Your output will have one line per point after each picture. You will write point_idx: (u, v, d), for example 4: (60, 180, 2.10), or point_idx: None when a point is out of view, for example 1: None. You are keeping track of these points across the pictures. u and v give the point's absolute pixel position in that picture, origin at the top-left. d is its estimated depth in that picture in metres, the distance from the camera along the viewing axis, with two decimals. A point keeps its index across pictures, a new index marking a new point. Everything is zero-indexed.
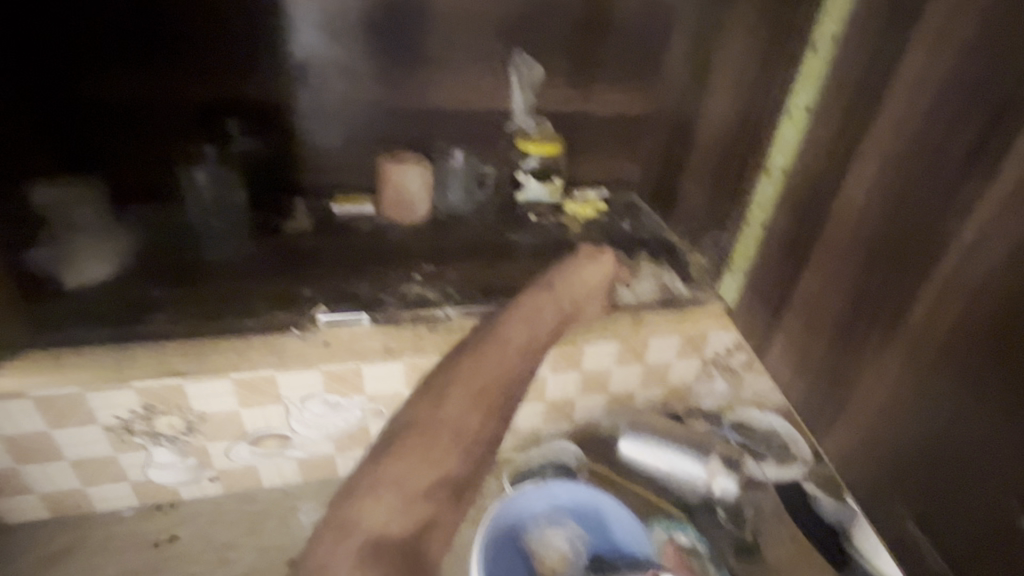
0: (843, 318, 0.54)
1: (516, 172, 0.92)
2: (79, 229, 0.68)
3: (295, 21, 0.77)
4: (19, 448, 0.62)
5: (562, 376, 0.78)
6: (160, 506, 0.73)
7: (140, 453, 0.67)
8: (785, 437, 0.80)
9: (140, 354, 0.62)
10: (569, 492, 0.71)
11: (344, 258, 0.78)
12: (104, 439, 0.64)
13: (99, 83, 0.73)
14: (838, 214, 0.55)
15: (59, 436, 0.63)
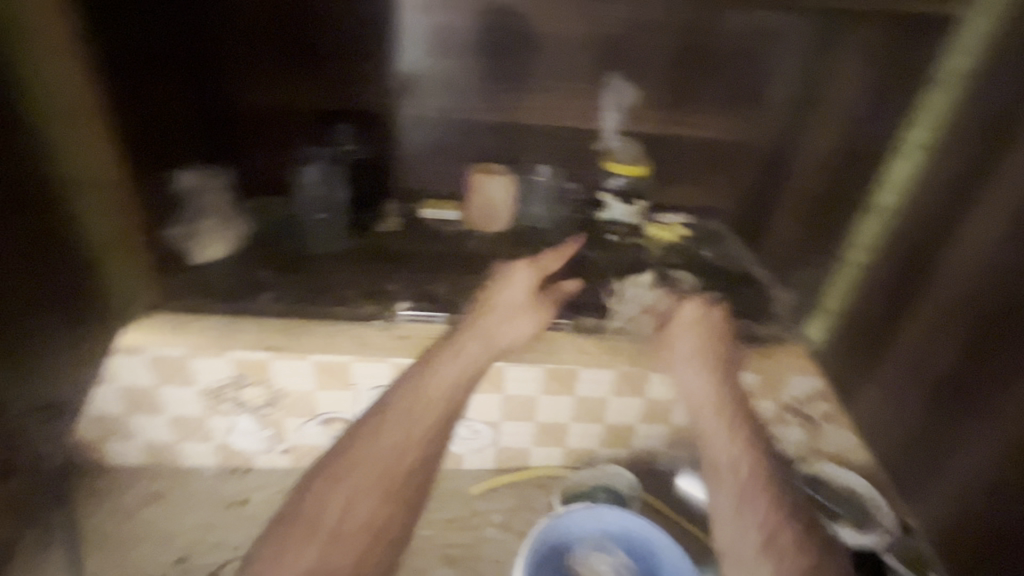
0: (944, 368, 0.73)
1: (599, 192, 0.92)
2: (206, 213, 0.76)
3: (400, 34, 0.83)
4: (131, 398, 0.69)
5: (624, 401, 0.77)
6: (233, 470, 0.74)
7: (227, 419, 0.72)
8: (866, 499, 0.75)
9: (244, 330, 0.70)
10: (619, 518, 0.69)
11: (427, 261, 0.83)
12: (199, 401, 0.71)
13: (237, 87, 0.81)
14: (947, 273, 0.73)
15: (162, 393, 0.69)
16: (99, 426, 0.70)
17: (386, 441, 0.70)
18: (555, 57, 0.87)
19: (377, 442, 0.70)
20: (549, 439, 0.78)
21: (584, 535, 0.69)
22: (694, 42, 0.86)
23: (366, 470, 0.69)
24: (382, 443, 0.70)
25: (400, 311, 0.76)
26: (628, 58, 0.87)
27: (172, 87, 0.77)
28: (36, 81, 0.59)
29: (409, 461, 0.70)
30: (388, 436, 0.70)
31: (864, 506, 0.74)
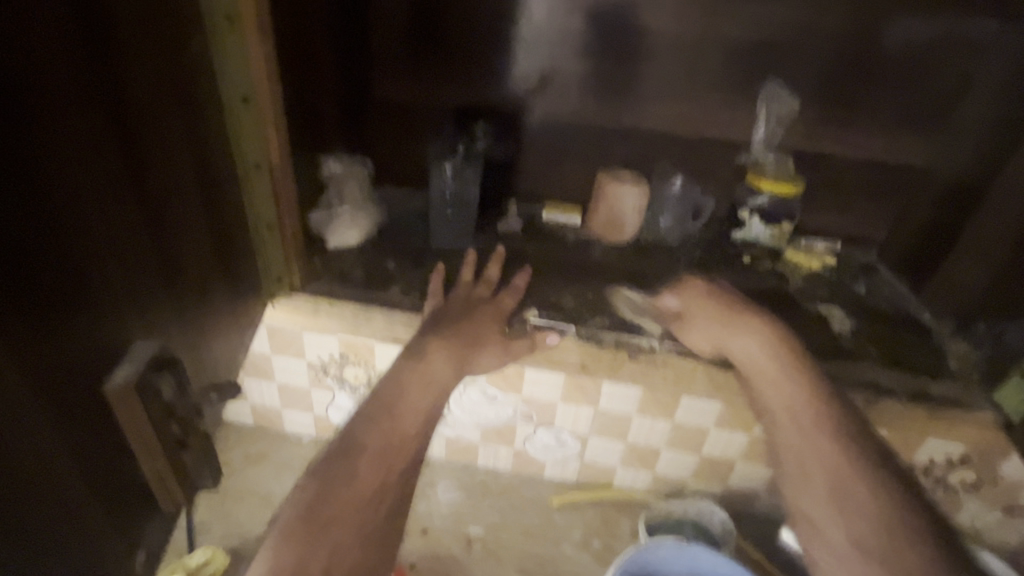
0: None
1: (739, 209, 0.84)
2: (345, 201, 0.77)
3: (528, 37, 0.81)
4: (248, 362, 0.76)
5: (728, 435, 0.76)
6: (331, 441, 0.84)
7: (328, 394, 0.78)
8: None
9: (375, 317, 0.70)
10: (713, 564, 0.71)
11: (549, 266, 0.80)
12: (305, 374, 0.76)
13: (392, 81, 0.85)
14: None
15: (274, 362, 0.75)
16: None
17: (414, 402, 0.62)
18: (713, 60, 0.80)
19: (400, 400, 0.62)
20: (635, 461, 0.83)
21: (673, 573, 0.72)
22: (879, 50, 0.75)
23: (383, 432, 0.59)
24: (412, 405, 0.62)
25: (533, 319, 0.72)
26: (795, 65, 0.78)
27: (340, 79, 0.77)
28: (217, 47, 0.50)
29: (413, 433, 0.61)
30: (418, 398, 0.62)
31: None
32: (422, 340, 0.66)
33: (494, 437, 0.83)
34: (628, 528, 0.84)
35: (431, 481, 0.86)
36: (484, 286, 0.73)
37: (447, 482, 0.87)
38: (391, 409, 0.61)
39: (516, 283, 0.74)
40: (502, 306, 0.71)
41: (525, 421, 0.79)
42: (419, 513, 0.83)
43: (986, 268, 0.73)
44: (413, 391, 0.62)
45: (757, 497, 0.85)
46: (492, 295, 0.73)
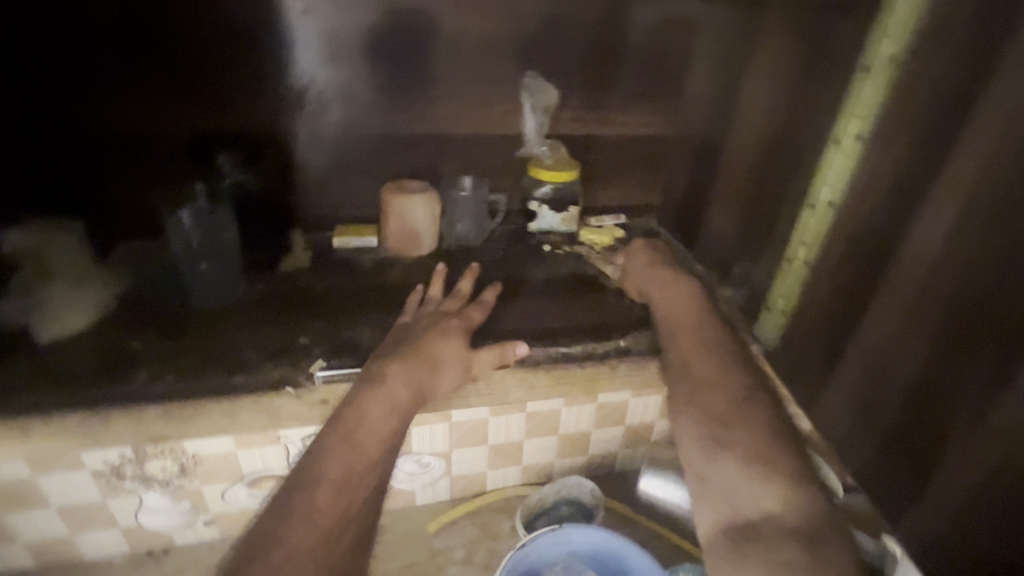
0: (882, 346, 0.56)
1: (528, 202, 0.86)
2: (57, 276, 0.60)
3: (276, 46, 0.72)
4: (9, 498, 0.56)
5: (572, 411, 0.81)
6: (151, 552, 0.66)
7: (129, 498, 0.59)
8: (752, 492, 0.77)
9: (121, 420, 0.53)
10: (584, 536, 0.70)
11: (346, 298, 0.71)
12: (92, 485, 0.57)
13: (93, 116, 0.69)
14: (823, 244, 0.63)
15: (44, 485, 0.56)
16: None
17: (374, 418, 0.51)
18: (467, 59, 0.79)
19: (360, 415, 0.50)
20: (501, 459, 0.82)
21: (552, 560, 0.69)
22: (608, 40, 0.81)
23: (344, 466, 0.48)
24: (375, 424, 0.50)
25: (319, 372, 0.58)
26: (541, 56, 0.81)
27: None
28: None
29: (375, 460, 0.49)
30: (379, 416, 0.51)
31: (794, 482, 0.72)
32: (377, 365, 0.55)
33: None
34: (505, 528, 0.83)
35: None
36: (452, 301, 0.66)
37: None
38: (365, 424, 0.50)
39: (485, 297, 0.67)
40: (469, 316, 0.63)
41: None
42: None
43: (730, 215, 0.82)
44: (377, 415, 0.51)
45: (616, 456, 0.88)
46: (460, 308, 0.65)
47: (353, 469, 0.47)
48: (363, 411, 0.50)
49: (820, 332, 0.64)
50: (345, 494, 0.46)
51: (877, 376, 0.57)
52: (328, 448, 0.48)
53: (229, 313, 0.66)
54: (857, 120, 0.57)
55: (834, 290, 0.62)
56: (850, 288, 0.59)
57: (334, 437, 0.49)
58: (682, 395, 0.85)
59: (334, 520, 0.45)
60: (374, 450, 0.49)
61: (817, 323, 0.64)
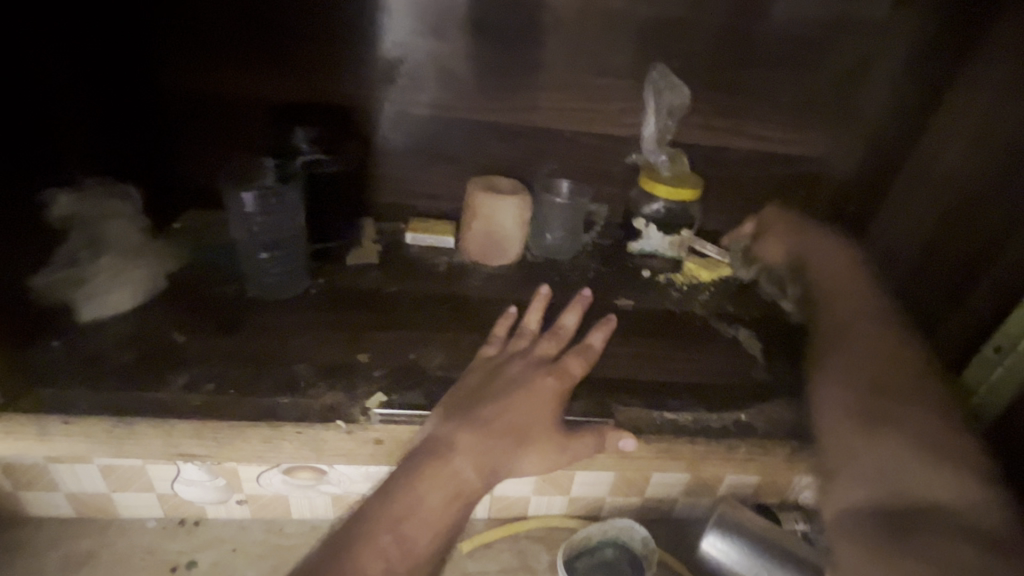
0: None
1: (633, 217, 0.72)
2: (104, 250, 0.55)
3: (380, 8, 0.61)
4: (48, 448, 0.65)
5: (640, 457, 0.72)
6: (183, 523, 0.75)
7: (171, 468, 0.69)
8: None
9: (146, 432, 0.45)
10: None
11: (416, 307, 0.61)
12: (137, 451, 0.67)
13: (168, 70, 0.62)
14: None
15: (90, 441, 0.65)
16: (22, 474, 0.68)
17: (430, 502, 0.42)
18: (595, 41, 0.65)
19: (416, 495, 0.42)
20: (549, 487, 0.76)
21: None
22: (769, 33, 0.65)
23: (393, 560, 0.40)
24: (436, 508, 0.42)
25: (377, 409, 0.47)
26: (682, 45, 0.66)
27: (47, 62, 0.51)
28: None
29: (429, 555, 0.41)
30: (437, 500, 0.42)
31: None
32: (448, 430, 0.45)
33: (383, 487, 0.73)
34: (547, 560, 0.75)
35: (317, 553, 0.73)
36: (548, 340, 0.54)
37: None
38: (417, 506, 0.42)
39: (590, 341, 0.55)
40: (568, 369, 0.51)
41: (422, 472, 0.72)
42: None
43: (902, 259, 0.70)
44: (434, 503, 0.42)
45: (675, 503, 0.80)
46: (559, 353, 0.53)
47: (398, 564, 0.40)
48: (420, 493, 0.42)
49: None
50: None
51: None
52: (375, 532, 0.40)
53: (284, 309, 0.57)
54: None
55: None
56: None
57: (384, 520, 0.41)
58: None
59: None
60: (428, 540, 0.41)
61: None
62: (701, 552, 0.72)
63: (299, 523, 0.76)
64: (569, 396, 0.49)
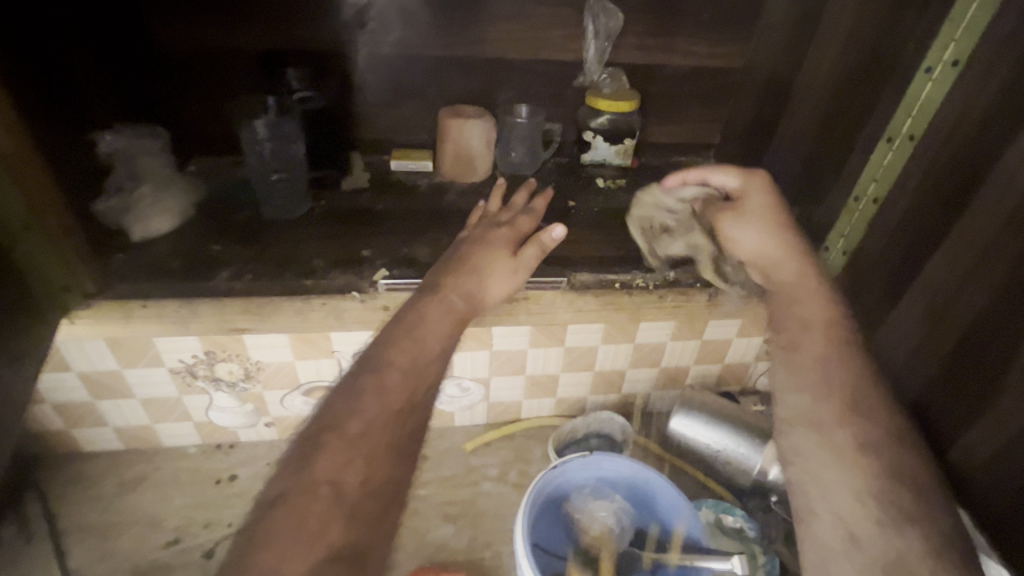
0: (966, 276, 0.53)
1: (583, 132, 0.84)
2: (144, 180, 0.66)
3: None
4: (92, 384, 0.71)
5: (613, 346, 0.79)
6: (220, 445, 0.83)
7: (203, 396, 0.75)
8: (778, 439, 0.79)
9: (207, 309, 0.59)
10: (614, 465, 0.74)
11: (406, 216, 0.74)
12: (171, 380, 0.72)
13: (168, 28, 0.71)
14: (910, 174, 0.60)
15: (130, 376, 0.71)
16: (72, 415, 0.74)
17: (434, 319, 0.55)
18: None
19: (419, 317, 0.54)
20: (537, 390, 0.83)
21: (581, 483, 0.73)
22: None
23: (407, 351, 0.51)
24: (437, 322, 0.55)
25: (382, 281, 0.61)
26: None
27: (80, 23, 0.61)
28: None
29: (435, 356, 0.52)
30: (441, 320, 0.55)
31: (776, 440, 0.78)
32: (434, 281, 0.59)
33: None
34: (540, 453, 0.85)
35: None
36: (506, 212, 0.69)
37: None
38: (419, 323, 0.54)
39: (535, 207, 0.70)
40: (519, 226, 0.66)
41: None
42: None
43: (807, 131, 0.73)
44: (438, 318, 0.55)
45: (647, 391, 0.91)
46: (513, 216, 0.68)
47: (418, 357, 0.51)
48: (423, 313, 0.54)
49: (892, 259, 0.62)
50: (415, 374, 0.50)
51: (942, 304, 0.56)
52: (394, 337, 0.52)
53: (296, 223, 0.70)
54: (955, 45, 0.56)
55: (903, 233, 0.61)
56: (925, 228, 0.58)
57: (398, 331, 0.53)
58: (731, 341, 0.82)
59: (402, 399, 0.48)
60: (437, 343, 0.53)
61: (889, 254, 0.62)
62: (671, 433, 0.82)
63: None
64: (519, 240, 0.65)
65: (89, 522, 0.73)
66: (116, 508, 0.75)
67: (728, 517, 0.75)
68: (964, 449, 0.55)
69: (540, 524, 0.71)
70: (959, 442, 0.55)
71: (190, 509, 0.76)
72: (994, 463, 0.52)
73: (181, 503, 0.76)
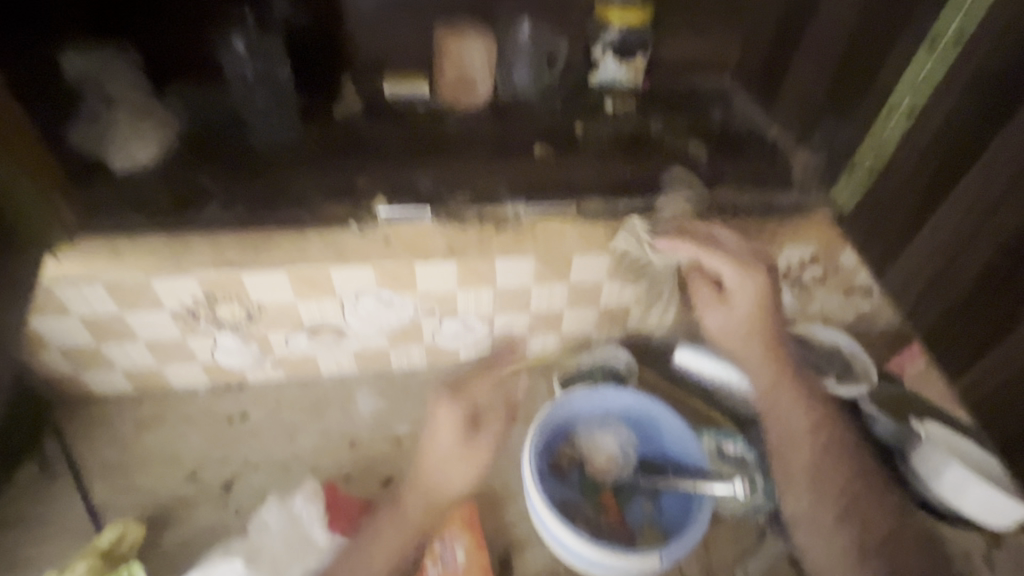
0: (994, 204, 0.49)
1: (594, 47, 0.78)
2: (118, 104, 0.63)
3: None
4: (93, 328, 0.67)
5: (618, 284, 0.74)
6: (228, 386, 0.81)
7: (207, 339, 0.72)
8: (847, 354, 0.79)
9: (200, 247, 0.58)
10: (619, 398, 0.75)
11: (403, 144, 0.69)
12: (172, 323, 0.67)
13: None
14: (945, 89, 0.53)
15: (130, 319, 0.66)
16: (75, 359, 0.73)
17: None
18: None
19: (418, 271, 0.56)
20: (540, 325, 0.79)
21: (588, 416, 0.74)
22: None
23: None
24: None
25: (381, 210, 0.60)
26: None
27: None
28: None
29: None
30: None
31: (847, 361, 0.79)
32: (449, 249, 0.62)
33: (401, 339, 0.77)
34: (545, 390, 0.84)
35: (349, 393, 0.82)
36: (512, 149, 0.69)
37: (366, 387, 0.83)
38: None
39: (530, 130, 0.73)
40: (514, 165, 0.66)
41: (428, 316, 0.73)
42: (342, 425, 0.80)
43: (838, 34, 0.63)
44: None
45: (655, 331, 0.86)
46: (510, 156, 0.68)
47: None
48: None
49: (916, 186, 0.57)
50: None
51: (963, 239, 0.53)
52: None
53: (286, 153, 0.66)
54: None
55: (926, 159, 0.56)
56: (953, 154, 0.53)
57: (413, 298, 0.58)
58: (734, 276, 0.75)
59: None
60: None
61: (913, 180, 0.57)
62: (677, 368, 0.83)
63: (328, 377, 0.83)
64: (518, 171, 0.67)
65: (108, 460, 0.75)
66: (134, 449, 0.76)
67: (728, 445, 0.76)
68: (980, 381, 0.54)
69: (547, 455, 0.72)
70: (958, 372, 0.56)
71: (208, 444, 0.77)
72: (1014, 393, 0.51)
73: (199, 440, 0.77)
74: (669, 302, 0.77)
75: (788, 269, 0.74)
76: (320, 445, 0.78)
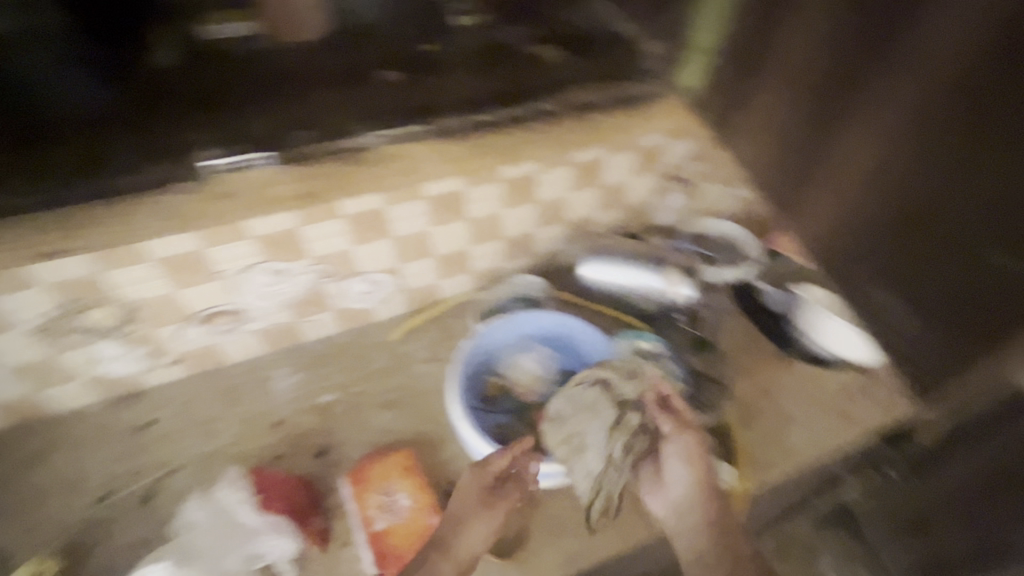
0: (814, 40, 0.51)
1: None
2: None
3: None
4: None
5: (517, 210, 0.73)
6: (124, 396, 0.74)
7: (84, 350, 0.65)
8: (735, 240, 0.83)
9: (33, 246, 0.55)
10: (533, 320, 0.76)
11: (245, 93, 0.62)
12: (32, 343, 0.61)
13: None
14: None
15: None
16: None
17: None
18: None
19: None
20: (449, 268, 0.78)
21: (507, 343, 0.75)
22: None
23: None
24: None
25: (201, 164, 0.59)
26: None
27: None
28: None
29: None
30: None
31: (732, 245, 0.83)
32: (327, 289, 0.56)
33: (307, 307, 0.74)
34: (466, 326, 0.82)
35: (265, 375, 0.77)
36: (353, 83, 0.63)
37: (282, 367, 0.78)
38: None
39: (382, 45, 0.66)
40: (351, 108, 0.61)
41: (326, 279, 0.70)
42: (260, 410, 0.75)
43: None
44: None
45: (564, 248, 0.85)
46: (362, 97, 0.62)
47: None
48: None
49: (740, 44, 0.59)
50: None
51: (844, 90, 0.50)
52: None
53: (102, 124, 0.58)
54: None
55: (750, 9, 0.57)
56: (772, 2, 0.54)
57: None
58: (625, 182, 0.76)
59: None
60: None
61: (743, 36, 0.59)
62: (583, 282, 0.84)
63: (235, 364, 0.78)
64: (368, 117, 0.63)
65: None
66: (19, 486, 0.68)
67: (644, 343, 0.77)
68: (809, 219, 0.60)
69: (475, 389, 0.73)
70: (796, 213, 0.61)
71: (112, 463, 0.70)
72: (842, 227, 0.57)
73: (101, 462, 0.70)
74: (568, 220, 0.79)
75: (667, 162, 0.75)
76: (240, 434, 0.73)
